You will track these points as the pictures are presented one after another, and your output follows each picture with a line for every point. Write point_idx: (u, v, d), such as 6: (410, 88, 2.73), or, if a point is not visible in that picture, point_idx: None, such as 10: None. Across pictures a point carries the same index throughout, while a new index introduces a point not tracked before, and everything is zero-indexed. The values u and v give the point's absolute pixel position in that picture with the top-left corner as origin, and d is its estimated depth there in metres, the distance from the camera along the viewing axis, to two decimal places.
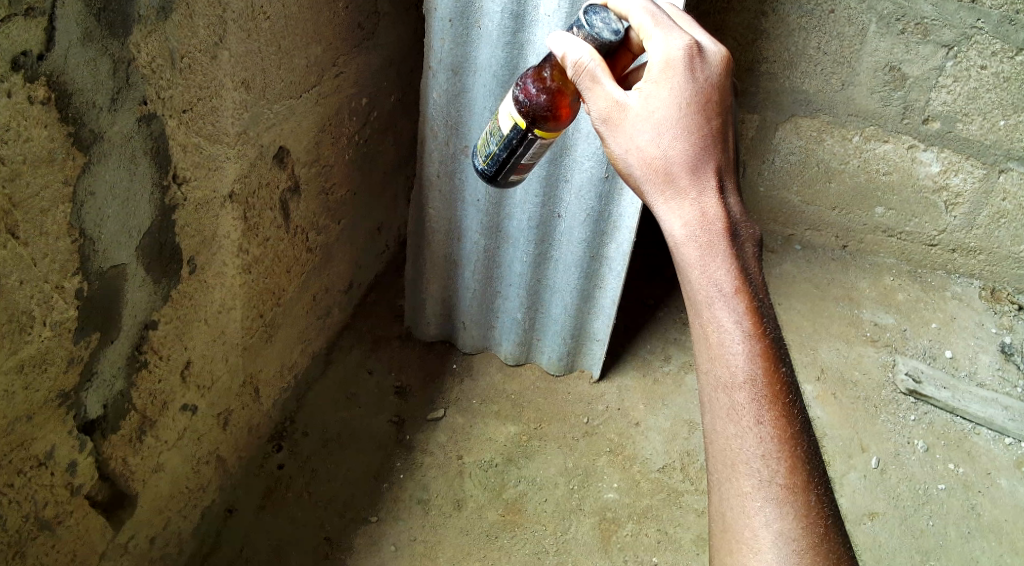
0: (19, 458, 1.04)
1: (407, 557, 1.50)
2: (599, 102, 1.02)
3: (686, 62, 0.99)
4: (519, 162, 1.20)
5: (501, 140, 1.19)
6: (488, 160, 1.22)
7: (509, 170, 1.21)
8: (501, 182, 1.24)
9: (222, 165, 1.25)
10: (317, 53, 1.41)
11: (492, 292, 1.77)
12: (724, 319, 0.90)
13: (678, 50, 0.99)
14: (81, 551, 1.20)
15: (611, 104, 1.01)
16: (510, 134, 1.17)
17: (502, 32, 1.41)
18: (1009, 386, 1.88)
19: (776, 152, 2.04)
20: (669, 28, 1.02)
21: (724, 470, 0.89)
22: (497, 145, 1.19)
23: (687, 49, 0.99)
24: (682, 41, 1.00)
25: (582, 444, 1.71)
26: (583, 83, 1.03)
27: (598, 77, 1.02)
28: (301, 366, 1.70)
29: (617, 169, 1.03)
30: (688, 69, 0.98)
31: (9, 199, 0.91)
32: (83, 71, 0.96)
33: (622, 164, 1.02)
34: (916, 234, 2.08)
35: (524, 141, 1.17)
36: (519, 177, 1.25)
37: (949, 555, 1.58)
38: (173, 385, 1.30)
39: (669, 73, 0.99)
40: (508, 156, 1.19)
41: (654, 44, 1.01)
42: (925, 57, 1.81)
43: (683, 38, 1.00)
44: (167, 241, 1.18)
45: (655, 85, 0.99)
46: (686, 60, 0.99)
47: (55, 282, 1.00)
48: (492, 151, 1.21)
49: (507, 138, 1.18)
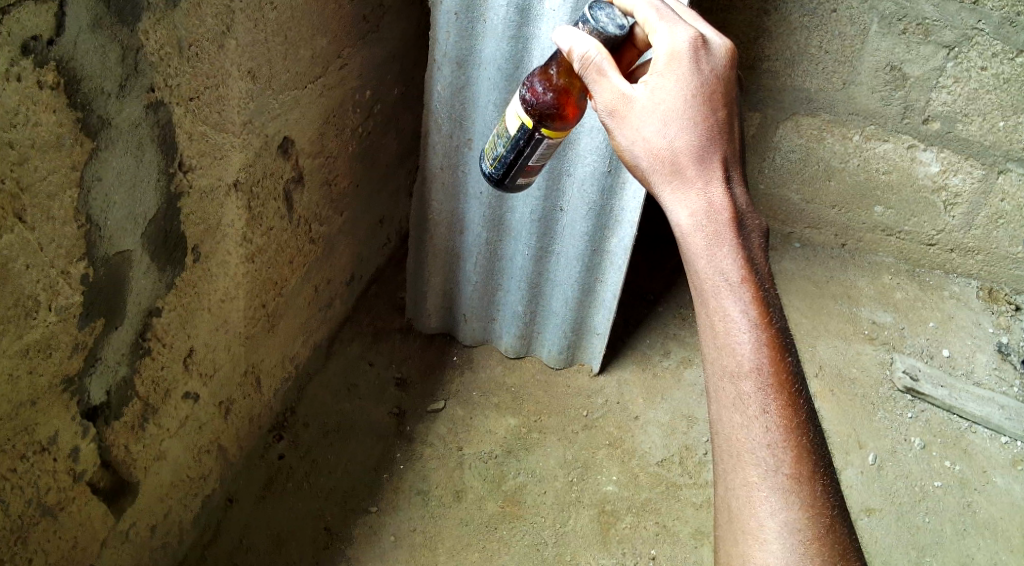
0: (22, 443, 1.04)
1: (407, 547, 1.51)
2: (606, 95, 1.03)
3: (691, 54, 1.00)
4: (526, 163, 1.20)
5: (509, 142, 1.20)
6: (496, 162, 1.23)
7: (517, 171, 1.22)
8: (509, 184, 1.24)
9: (228, 154, 1.26)
10: (322, 45, 1.41)
11: (493, 284, 1.78)
12: (731, 309, 0.90)
13: (683, 42, 1.01)
14: (82, 538, 1.20)
15: (617, 97, 1.02)
16: (518, 134, 1.18)
17: (507, 25, 1.42)
18: (1006, 385, 1.90)
19: (776, 150, 2.04)
20: (674, 22, 1.03)
21: (730, 460, 0.89)
22: (505, 146, 1.20)
23: (692, 41, 1.01)
24: (687, 34, 1.01)
25: (581, 437, 1.72)
26: (590, 77, 1.04)
27: (605, 70, 1.03)
28: (303, 356, 1.71)
29: (624, 161, 1.04)
30: (693, 60, 1.00)
31: (17, 183, 0.91)
32: (93, 57, 0.97)
33: (629, 155, 1.03)
34: (915, 233, 2.09)
35: (531, 141, 1.17)
36: (527, 180, 1.25)
37: (946, 552, 1.59)
38: (175, 373, 1.30)
39: (675, 64, 1.00)
40: (515, 157, 1.20)
41: (659, 37, 1.02)
42: (925, 57, 1.82)
43: (688, 31, 1.01)
44: (172, 230, 1.19)
45: (661, 77, 1.00)
46: (691, 52, 1.00)
47: (61, 268, 1.01)
48: (500, 154, 1.22)
49: (514, 139, 1.18)
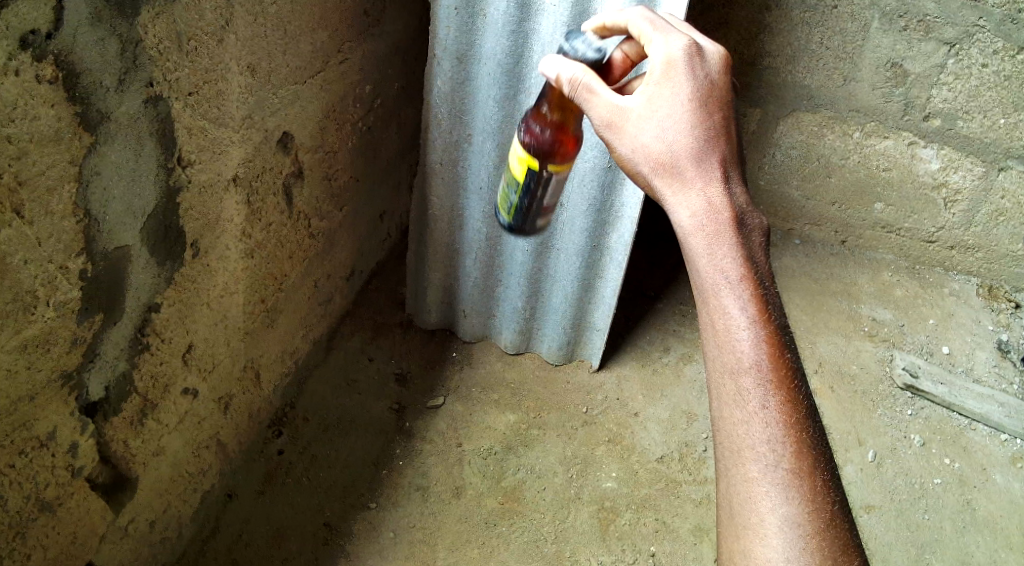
0: (20, 439, 1.04)
1: (406, 543, 1.51)
2: (600, 111, 1.04)
3: (686, 62, 1.00)
4: (540, 205, 1.25)
5: (520, 188, 1.24)
6: (512, 210, 1.27)
7: (534, 215, 1.26)
8: (529, 227, 1.29)
9: (227, 149, 1.25)
10: (322, 39, 1.41)
11: (493, 280, 1.77)
12: (731, 307, 0.90)
13: (677, 51, 1.01)
14: (81, 534, 1.20)
15: (612, 111, 1.03)
16: (526, 180, 1.22)
17: (508, 20, 1.42)
18: (1006, 383, 1.89)
19: (777, 147, 2.04)
20: (666, 32, 1.04)
21: (731, 455, 0.89)
22: (518, 194, 1.25)
23: (686, 49, 1.01)
24: (681, 42, 1.02)
25: (581, 433, 1.71)
26: (581, 96, 1.06)
27: (594, 88, 1.04)
28: (303, 352, 1.70)
29: (625, 170, 1.04)
30: (689, 68, 1.00)
31: (15, 177, 0.91)
32: (92, 51, 0.96)
33: (629, 163, 1.02)
34: (916, 230, 2.09)
35: (541, 182, 1.22)
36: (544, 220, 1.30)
37: (945, 549, 1.59)
38: (174, 368, 1.29)
39: (670, 73, 1.00)
40: (530, 202, 1.24)
41: (653, 48, 1.03)
42: (927, 54, 1.81)
43: (682, 40, 1.02)
44: (172, 224, 1.18)
45: (657, 86, 1.00)
46: (686, 60, 1.00)
47: (59, 263, 1.00)
48: (515, 201, 1.26)
49: (526, 184, 1.23)
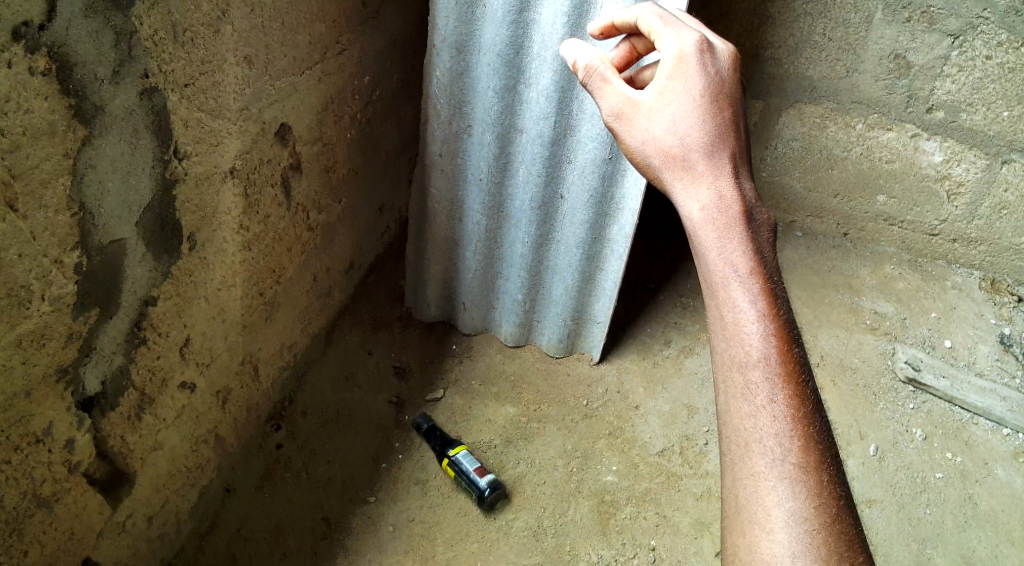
0: (16, 435, 1.03)
1: (405, 538, 1.50)
2: (611, 99, 1.07)
3: (697, 57, 1.02)
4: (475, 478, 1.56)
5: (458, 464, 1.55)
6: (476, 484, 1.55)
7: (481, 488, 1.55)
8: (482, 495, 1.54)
9: (224, 141, 1.24)
10: (320, 31, 1.39)
11: (493, 273, 1.76)
12: (740, 301, 0.89)
13: (689, 46, 1.03)
14: (79, 530, 1.19)
15: (624, 101, 1.05)
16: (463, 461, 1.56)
17: (507, 11, 1.40)
18: (1008, 376, 1.88)
19: (779, 139, 2.03)
20: (679, 28, 1.06)
21: (737, 449, 0.88)
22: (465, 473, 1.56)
23: (698, 45, 1.03)
24: (693, 38, 1.03)
25: (582, 427, 1.71)
26: (594, 84, 1.10)
27: (608, 77, 1.09)
28: (302, 346, 1.69)
29: (633, 161, 1.05)
30: (700, 64, 1.02)
31: (9, 171, 0.90)
32: (84, 43, 0.95)
33: (638, 156, 1.03)
34: (917, 223, 2.07)
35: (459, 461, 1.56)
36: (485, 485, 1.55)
37: (946, 543, 1.58)
38: (172, 362, 1.29)
39: (682, 67, 1.01)
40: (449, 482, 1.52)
41: (666, 42, 1.05)
42: (930, 45, 1.80)
43: (693, 36, 1.04)
44: (168, 218, 1.17)
45: (669, 80, 1.02)
46: (697, 55, 1.02)
47: (54, 257, 0.99)
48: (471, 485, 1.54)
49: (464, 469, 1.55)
